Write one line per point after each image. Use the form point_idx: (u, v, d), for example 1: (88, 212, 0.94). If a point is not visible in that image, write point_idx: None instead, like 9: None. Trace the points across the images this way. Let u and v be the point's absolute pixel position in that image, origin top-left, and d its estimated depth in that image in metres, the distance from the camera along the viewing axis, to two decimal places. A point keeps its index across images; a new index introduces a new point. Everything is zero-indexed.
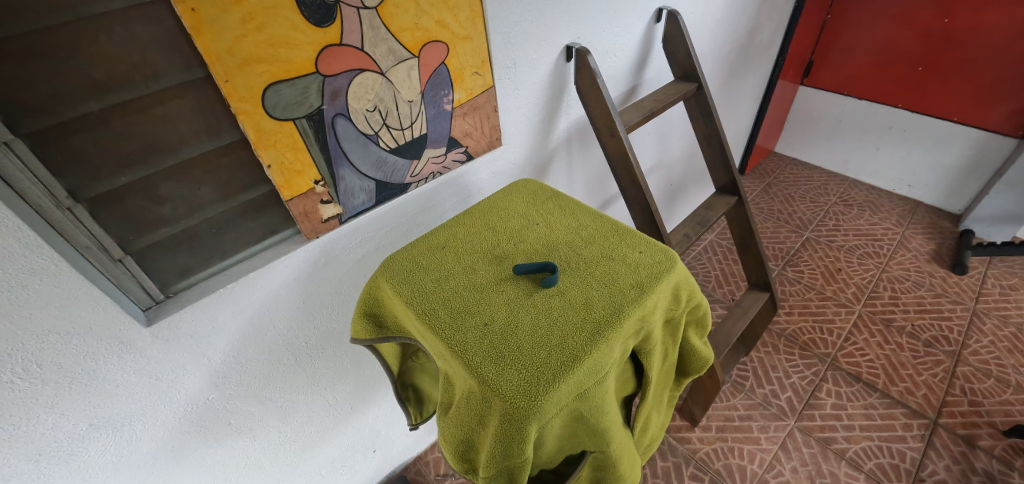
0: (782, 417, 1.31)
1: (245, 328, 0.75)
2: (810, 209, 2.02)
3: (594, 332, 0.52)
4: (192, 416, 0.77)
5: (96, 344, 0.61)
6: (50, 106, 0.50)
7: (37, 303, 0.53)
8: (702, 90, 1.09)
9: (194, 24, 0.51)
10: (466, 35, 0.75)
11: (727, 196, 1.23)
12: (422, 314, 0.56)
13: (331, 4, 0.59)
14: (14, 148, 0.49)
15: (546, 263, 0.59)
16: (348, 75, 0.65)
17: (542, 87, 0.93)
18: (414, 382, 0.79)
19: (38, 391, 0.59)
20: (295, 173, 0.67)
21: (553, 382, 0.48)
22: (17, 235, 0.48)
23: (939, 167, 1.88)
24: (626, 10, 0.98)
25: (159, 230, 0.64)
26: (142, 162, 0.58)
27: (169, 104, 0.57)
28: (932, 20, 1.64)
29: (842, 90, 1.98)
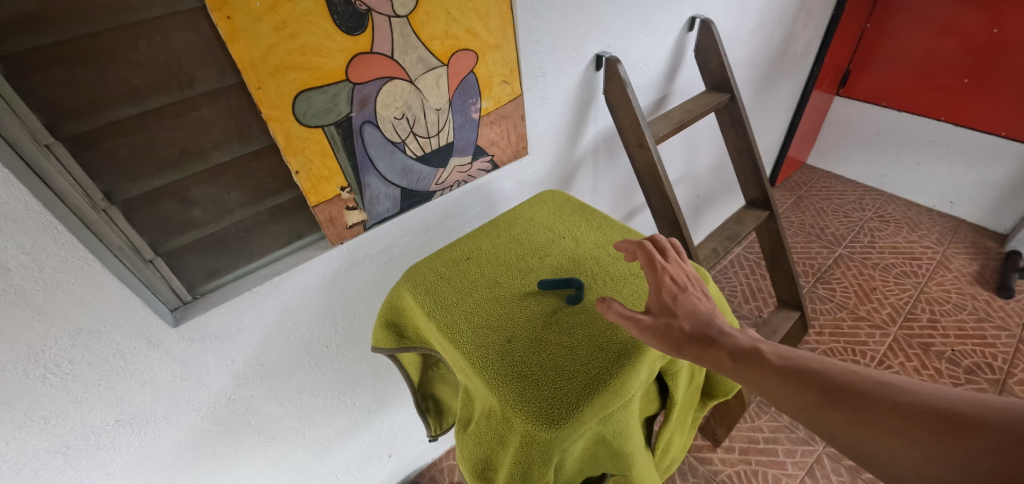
0: (810, 442, 1.25)
1: (268, 330, 0.76)
2: (843, 224, 1.95)
3: (621, 353, 0.50)
4: (214, 415, 0.78)
5: (125, 342, 0.62)
6: (89, 111, 0.51)
7: (70, 301, 0.54)
8: (736, 100, 1.05)
9: (228, 31, 0.51)
10: (495, 43, 0.74)
11: (758, 210, 1.19)
12: (445, 328, 0.55)
13: (362, 13, 0.59)
14: (54, 151, 0.50)
15: (571, 279, 0.58)
16: (377, 83, 0.65)
17: (570, 96, 0.91)
18: (435, 393, 0.78)
19: (68, 387, 0.60)
20: (322, 180, 0.68)
21: (577, 406, 0.46)
22: (54, 235, 0.50)
23: (985, 183, 1.79)
24: (658, 18, 0.96)
25: (190, 232, 0.65)
26: (175, 166, 0.59)
27: (203, 109, 0.58)
28: (979, 30, 1.55)
29: (879, 101, 1.90)
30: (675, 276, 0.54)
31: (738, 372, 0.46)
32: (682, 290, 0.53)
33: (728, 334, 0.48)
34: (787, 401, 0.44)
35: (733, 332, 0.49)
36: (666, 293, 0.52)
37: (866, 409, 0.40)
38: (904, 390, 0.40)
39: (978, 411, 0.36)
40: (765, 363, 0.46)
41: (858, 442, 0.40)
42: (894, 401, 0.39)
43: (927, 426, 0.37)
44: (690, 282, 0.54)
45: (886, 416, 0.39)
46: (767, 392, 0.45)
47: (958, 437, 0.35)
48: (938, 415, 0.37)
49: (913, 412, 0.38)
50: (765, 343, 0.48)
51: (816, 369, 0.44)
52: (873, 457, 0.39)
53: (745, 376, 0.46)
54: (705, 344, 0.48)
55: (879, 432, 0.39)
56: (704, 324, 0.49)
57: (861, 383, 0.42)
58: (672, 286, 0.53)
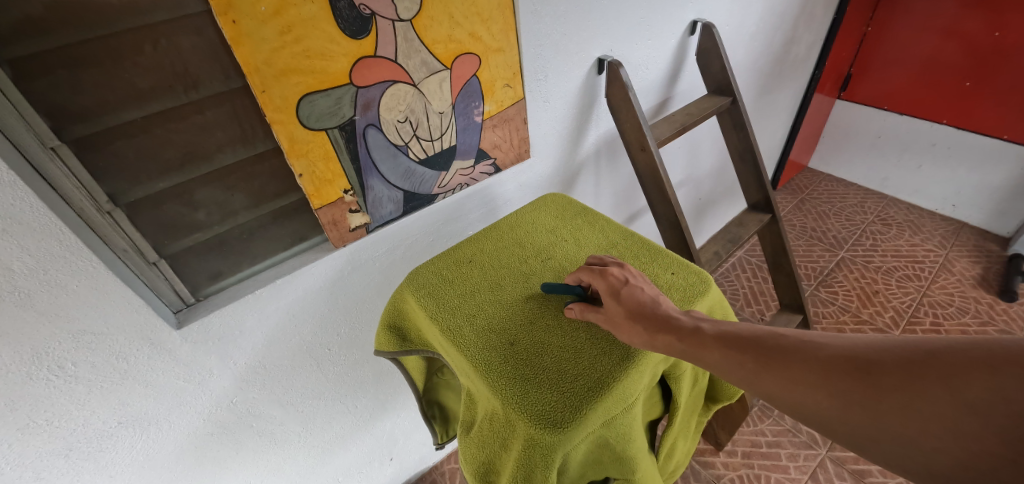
0: (813, 446, 1.25)
1: (271, 333, 0.76)
2: (845, 228, 1.94)
3: (624, 356, 0.50)
4: (216, 418, 0.78)
5: (128, 345, 0.62)
6: (95, 114, 0.52)
7: (74, 303, 0.54)
8: (737, 104, 1.06)
9: (233, 35, 0.52)
10: (498, 47, 0.75)
11: (760, 213, 1.19)
12: (447, 330, 0.55)
13: (367, 16, 0.59)
14: (60, 154, 0.51)
15: (572, 284, 0.57)
16: (380, 86, 0.65)
17: (572, 100, 0.91)
18: (440, 400, 0.78)
19: (71, 389, 0.60)
20: (325, 183, 0.68)
21: (581, 409, 0.46)
22: (59, 237, 0.50)
23: (987, 186, 1.79)
24: (660, 21, 0.96)
25: (193, 235, 0.65)
26: (179, 169, 0.60)
27: (208, 112, 0.58)
28: (980, 33, 1.55)
29: (881, 105, 1.90)
30: (617, 274, 0.55)
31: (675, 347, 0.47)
32: (625, 284, 0.54)
33: (667, 315, 0.49)
34: (720, 368, 0.45)
35: (669, 312, 0.50)
36: (611, 292, 0.53)
37: (791, 367, 0.41)
38: (820, 342, 0.41)
39: (883, 352, 0.37)
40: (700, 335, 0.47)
41: (788, 400, 0.40)
42: (812, 353, 0.40)
43: (840, 371, 0.38)
44: (633, 277, 0.55)
45: (806, 368, 0.40)
46: (702, 363, 0.46)
47: (867, 378, 0.37)
48: (847, 359, 0.38)
49: (828, 360, 0.39)
50: (700, 320, 0.49)
51: (744, 335, 0.45)
52: (799, 410, 0.39)
53: (681, 349, 0.46)
54: (654, 328, 0.48)
55: (801, 384, 0.39)
56: (646, 310, 0.50)
57: (782, 342, 0.43)
58: (615, 284, 0.54)
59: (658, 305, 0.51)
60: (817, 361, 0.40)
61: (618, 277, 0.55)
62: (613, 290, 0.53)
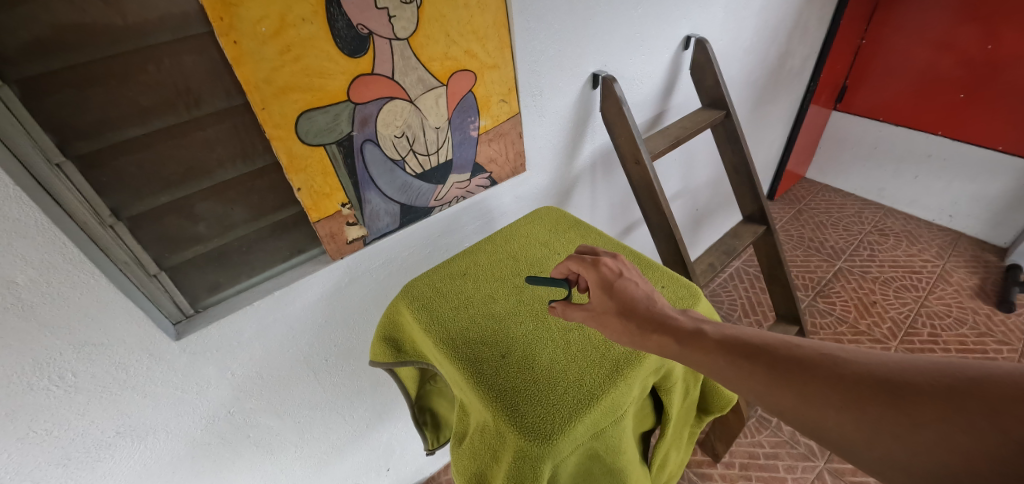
0: (811, 458, 1.24)
1: (269, 344, 0.77)
2: (842, 238, 1.95)
3: (613, 369, 0.51)
4: (213, 428, 0.78)
5: (128, 355, 0.63)
6: (99, 131, 0.53)
7: (75, 314, 0.56)
8: (731, 117, 1.07)
9: (235, 55, 0.53)
10: (493, 64, 0.76)
11: (754, 224, 1.20)
12: (440, 342, 0.56)
13: (364, 36, 0.61)
14: (65, 171, 0.52)
15: (557, 277, 0.58)
16: (377, 103, 0.67)
17: (567, 114, 0.93)
18: (432, 406, 0.78)
19: (70, 398, 0.61)
20: (323, 196, 0.69)
21: (569, 420, 0.46)
22: (62, 251, 0.51)
23: (984, 197, 1.80)
24: (654, 37, 0.98)
25: (193, 247, 0.67)
26: (180, 184, 0.61)
27: (209, 129, 0.60)
28: (974, 46, 1.57)
29: (877, 116, 1.92)
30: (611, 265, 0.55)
31: (678, 353, 0.47)
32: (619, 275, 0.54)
33: (661, 315, 0.50)
34: (733, 379, 0.43)
35: (667, 314, 0.50)
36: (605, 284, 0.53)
37: (810, 385, 0.39)
38: (842, 358, 0.40)
39: (913, 374, 0.36)
40: (704, 342, 0.46)
41: (806, 419, 0.39)
42: (833, 370, 0.39)
43: (866, 393, 0.37)
44: (627, 269, 0.56)
45: (826, 387, 0.38)
46: (710, 373, 0.45)
47: (898, 403, 0.35)
48: (874, 380, 0.37)
49: (852, 381, 0.38)
50: (701, 323, 0.49)
51: (754, 343, 0.44)
52: (820, 431, 0.38)
53: (686, 358, 0.46)
54: (653, 328, 0.49)
55: (822, 405, 0.38)
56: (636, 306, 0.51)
57: (798, 354, 0.42)
58: (610, 276, 0.54)
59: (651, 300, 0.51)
60: (841, 381, 0.38)
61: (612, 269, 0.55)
62: (608, 281, 0.53)
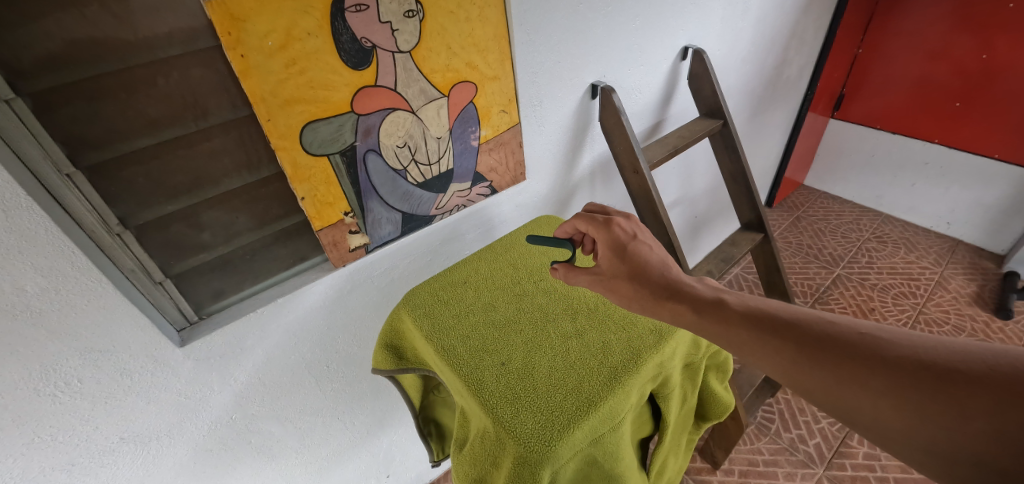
0: (810, 465, 1.24)
1: (271, 350, 0.78)
2: (841, 245, 1.96)
3: (611, 376, 0.52)
4: (215, 434, 0.79)
5: (134, 361, 0.64)
6: (109, 142, 0.54)
7: (82, 321, 0.57)
8: (728, 127, 1.09)
9: (242, 68, 0.55)
10: (494, 75, 0.78)
11: (752, 232, 1.22)
12: (441, 350, 0.57)
13: (368, 49, 0.62)
14: (75, 181, 0.54)
15: (562, 241, 0.65)
16: (380, 114, 0.68)
17: (566, 123, 0.95)
18: (436, 416, 0.79)
19: (76, 404, 0.62)
20: (326, 205, 0.70)
21: (567, 428, 0.47)
22: (71, 259, 0.52)
23: (980, 204, 1.81)
24: (652, 48, 1.00)
25: (198, 255, 0.68)
26: (186, 193, 0.62)
27: (215, 139, 0.61)
28: (969, 56, 1.59)
29: (874, 124, 1.93)
30: (624, 226, 0.60)
31: (706, 327, 0.49)
32: (631, 239, 0.59)
33: (675, 281, 0.54)
34: (762, 358, 0.45)
35: (685, 283, 0.53)
36: (614, 246, 0.59)
37: (839, 363, 0.41)
38: (883, 340, 0.40)
39: (960, 360, 0.36)
40: (730, 315, 0.48)
41: (838, 399, 0.41)
42: (872, 351, 0.40)
43: (909, 379, 0.37)
44: (640, 231, 0.60)
45: (866, 369, 0.39)
46: (742, 349, 0.46)
47: (944, 390, 0.36)
48: (917, 365, 0.38)
49: (893, 364, 0.38)
50: (724, 294, 0.52)
51: (786, 319, 0.46)
52: (856, 412, 0.40)
53: (710, 329, 0.49)
54: (666, 296, 0.53)
55: (861, 388, 0.39)
56: (647, 270, 0.55)
57: (835, 333, 0.43)
58: (621, 238, 0.59)
59: (661, 264, 0.56)
60: (881, 364, 0.39)
61: (625, 231, 0.60)
62: (618, 244, 0.59)
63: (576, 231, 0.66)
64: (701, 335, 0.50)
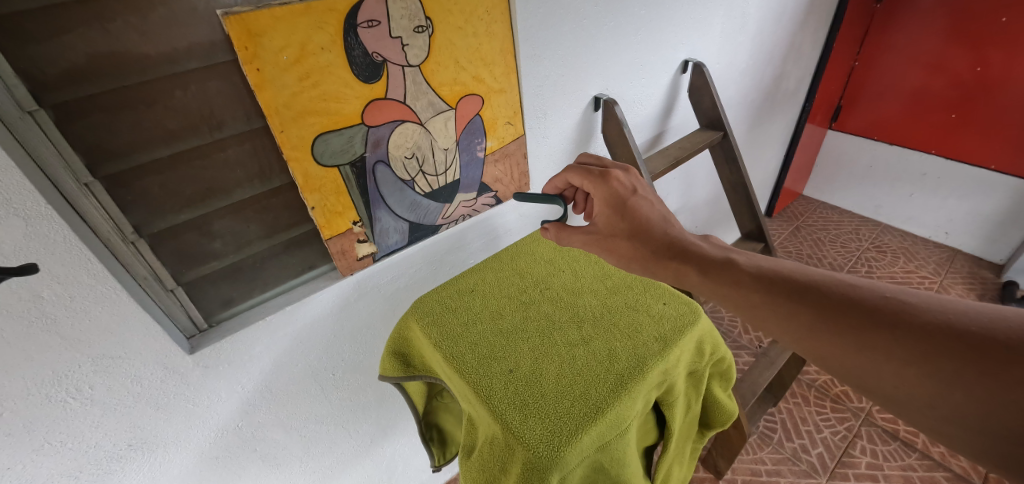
0: (813, 474, 1.24)
1: (278, 357, 0.79)
2: (840, 254, 1.98)
3: (617, 384, 0.53)
4: (222, 442, 0.79)
5: (144, 368, 0.65)
6: (126, 153, 0.55)
7: (95, 327, 0.58)
8: (728, 138, 1.11)
9: (257, 81, 0.57)
10: (500, 88, 0.80)
11: (753, 242, 1.23)
12: (449, 357, 0.58)
13: (378, 63, 0.64)
14: (93, 190, 0.54)
15: (551, 196, 0.72)
16: (389, 125, 0.70)
17: (569, 135, 0.96)
18: (438, 422, 0.79)
19: (87, 410, 0.63)
20: (335, 215, 0.72)
21: (575, 434, 0.48)
22: (86, 266, 0.54)
23: (978, 214, 1.83)
24: (654, 62, 1.02)
25: (209, 263, 0.69)
26: (200, 202, 0.63)
27: (229, 150, 0.63)
28: (965, 68, 1.61)
29: (871, 135, 1.96)
30: (623, 181, 0.64)
31: (718, 286, 0.52)
32: (631, 194, 0.63)
33: (680, 239, 0.58)
34: (779, 325, 0.47)
35: (691, 242, 0.57)
36: (611, 200, 0.63)
37: (860, 330, 0.42)
38: (907, 306, 0.42)
39: (995, 327, 0.37)
40: (740, 275, 0.52)
41: (862, 368, 0.42)
42: (897, 316, 0.41)
43: (938, 346, 0.38)
44: (639, 185, 0.64)
45: (890, 335, 0.41)
46: (757, 311, 0.49)
47: (978, 359, 0.36)
48: (946, 333, 0.38)
49: (921, 330, 0.39)
50: (735, 254, 0.55)
51: (801, 281, 0.48)
52: (875, 381, 0.42)
53: (717, 287, 0.52)
54: (671, 256, 0.57)
55: (885, 355, 0.41)
56: (647, 226, 0.60)
57: (857, 296, 0.44)
58: (620, 193, 0.63)
59: (659, 219, 0.61)
60: (907, 330, 0.40)
61: (624, 185, 0.64)
62: (616, 198, 0.63)
63: (566, 185, 0.73)
64: (709, 294, 0.54)
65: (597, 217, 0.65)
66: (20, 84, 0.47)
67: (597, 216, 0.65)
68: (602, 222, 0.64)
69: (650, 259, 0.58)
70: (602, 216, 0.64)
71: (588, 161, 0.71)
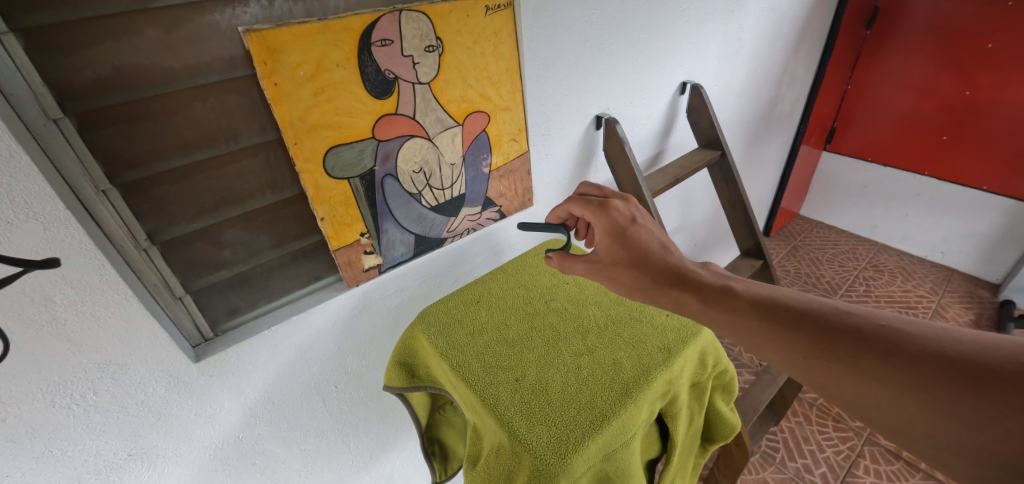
0: None
1: (282, 368, 0.79)
2: (838, 273, 1.99)
3: (623, 393, 0.53)
4: (221, 453, 0.78)
5: (149, 376, 0.65)
6: (144, 162, 0.57)
7: (104, 333, 0.58)
8: (725, 157, 1.14)
9: (274, 95, 0.59)
10: (505, 106, 0.83)
11: (752, 258, 1.25)
12: (456, 365, 0.59)
13: (390, 80, 0.67)
14: (109, 197, 0.56)
15: (556, 224, 0.74)
16: (399, 140, 0.72)
17: (571, 152, 0.99)
18: (441, 437, 0.78)
19: (89, 417, 0.62)
20: (343, 226, 0.73)
21: (581, 442, 0.48)
22: (100, 271, 0.55)
23: (972, 234, 1.86)
24: (653, 83, 1.05)
25: (218, 272, 0.70)
26: (212, 211, 0.65)
27: (243, 161, 0.64)
28: (954, 92, 1.66)
29: (865, 156, 2.00)
30: (622, 210, 0.65)
31: (715, 315, 0.52)
32: (630, 223, 0.64)
33: (679, 267, 0.58)
34: (776, 351, 0.47)
35: (691, 270, 0.57)
36: (612, 229, 0.64)
37: (858, 356, 0.42)
38: (904, 333, 0.42)
39: (989, 354, 0.38)
40: (738, 302, 0.52)
41: (862, 395, 0.42)
42: (893, 344, 0.42)
43: (936, 374, 0.39)
44: (638, 214, 0.65)
45: (887, 363, 0.41)
46: (755, 339, 0.49)
47: (974, 387, 0.37)
48: (942, 361, 0.39)
49: (916, 359, 0.40)
50: (733, 281, 0.55)
51: (797, 308, 0.48)
52: (874, 409, 0.42)
53: (714, 314, 0.52)
54: (670, 284, 0.57)
55: (881, 382, 0.41)
56: (647, 254, 0.60)
57: (853, 323, 0.45)
58: (620, 222, 0.64)
59: (658, 247, 0.61)
60: (904, 358, 0.40)
61: (623, 214, 0.65)
62: (616, 227, 0.64)
63: (568, 215, 0.74)
64: (709, 322, 0.53)
65: (599, 245, 0.65)
66: (47, 93, 0.49)
67: (599, 244, 0.65)
68: (603, 251, 0.64)
69: (651, 287, 0.58)
70: (603, 245, 0.64)
71: (588, 190, 0.73)
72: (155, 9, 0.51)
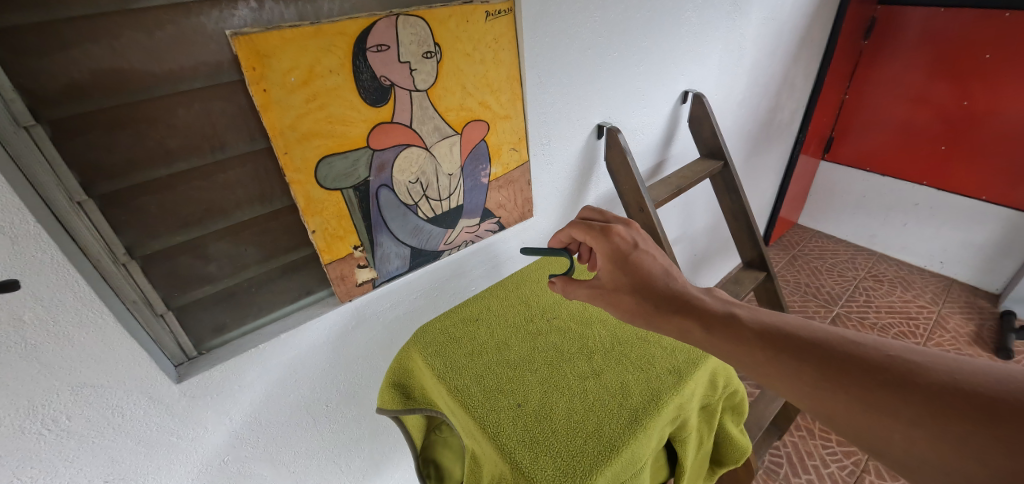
0: None
1: (271, 387, 0.75)
2: (837, 283, 1.98)
3: (631, 420, 0.50)
4: (204, 477, 0.74)
5: (127, 398, 0.61)
6: (124, 171, 0.54)
7: (77, 355, 0.54)
8: (728, 168, 1.12)
9: (263, 102, 0.56)
10: (505, 114, 0.80)
11: (755, 270, 1.23)
12: (453, 390, 0.55)
13: (386, 87, 0.64)
14: (86, 209, 0.52)
15: (557, 250, 0.70)
16: (395, 149, 0.69)
17: (572, 162, 0.97)
18: (437, 458, 0.73)
19: (62, 444, 0.58)
20: (336, 238, 0.70)
21: (588, 476, 0.45)
22: (74, 289, 0.51)
23: (971, 244, 1.85)
24: (655, 92, 1.04)
25: (203, 287, 0.66)
26: (197, 224, 0.61)
27: (230, 171, 0.61)
28: (951, 103, 1.67)
29: (863, 166, 1.99)
30: (623, 235, 0.63)
31: (719, 343, 0.49)
32: (633, 248, 0.61)
33: (682, 293, 0.55)
34: (783, 383, 0.44)
35: (694, 296, 0.55)
36: (613, 256, 0.61)
37: (866, 389, 0.40)
38: (914, 365, 0.39)
39: (1004, 388, 0.35)
40: (742, 331, 0.49)
41: (873, 430, 0.39)
42: (903, 375, 0.39)
43: (947, 408, 0.36)
44: (640, 240, 0.63)
45: (897, 397, 0.38)
46: (761, 369, 0.46)
47: (988, 422, 0.34)
48: (953, 394, 0.36)
49: (928, 391, 0.37)
50: (737, 308, 0.52)
51: (804, 337, 0.45)
52: (884, 444, 0.39)
53: (719, 342, 0.49)
54: (673, 311, 0.54)
55: (890, 416, 0.38)
56: (650, 280, 0.58)
57: (860, 354, 0.42)
58: (622, 249, 0.62)
59: (661, 273, 0.59)
60: (914, 390, 0.38)
61: (625, 240, 0.62)
62: (618, 254, 0.61)
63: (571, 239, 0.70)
64: (712, 350, 0.50)
65: (601, 272, 0.63)
66: (18, 99, 0.46)
67: (600, 271, 0.63)
68: (605, 277, 0.61)
69: (652, 314, 0.55)
70: (605, 270, 0.62)
71: (589, 215, 0.71)
72: (136, 11, 0.48)
